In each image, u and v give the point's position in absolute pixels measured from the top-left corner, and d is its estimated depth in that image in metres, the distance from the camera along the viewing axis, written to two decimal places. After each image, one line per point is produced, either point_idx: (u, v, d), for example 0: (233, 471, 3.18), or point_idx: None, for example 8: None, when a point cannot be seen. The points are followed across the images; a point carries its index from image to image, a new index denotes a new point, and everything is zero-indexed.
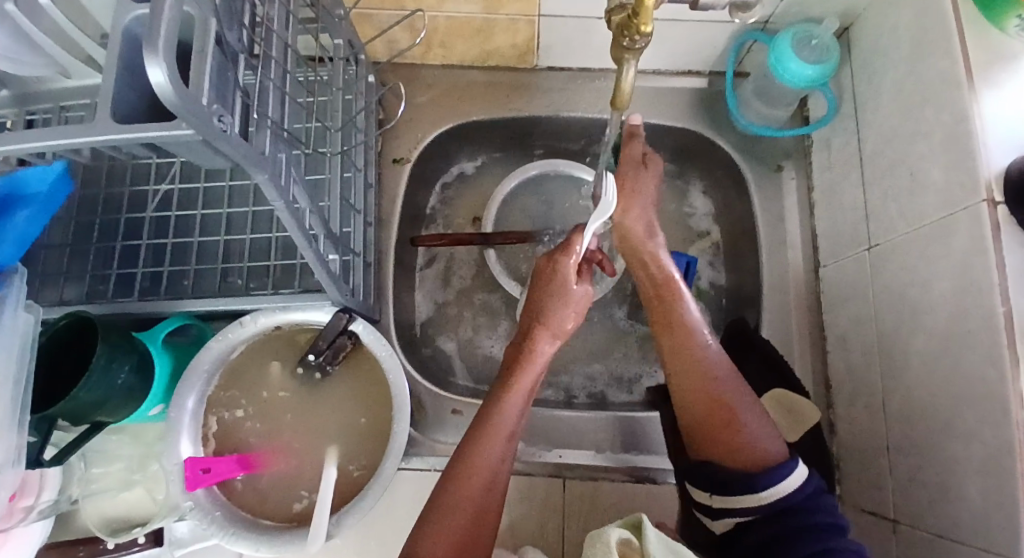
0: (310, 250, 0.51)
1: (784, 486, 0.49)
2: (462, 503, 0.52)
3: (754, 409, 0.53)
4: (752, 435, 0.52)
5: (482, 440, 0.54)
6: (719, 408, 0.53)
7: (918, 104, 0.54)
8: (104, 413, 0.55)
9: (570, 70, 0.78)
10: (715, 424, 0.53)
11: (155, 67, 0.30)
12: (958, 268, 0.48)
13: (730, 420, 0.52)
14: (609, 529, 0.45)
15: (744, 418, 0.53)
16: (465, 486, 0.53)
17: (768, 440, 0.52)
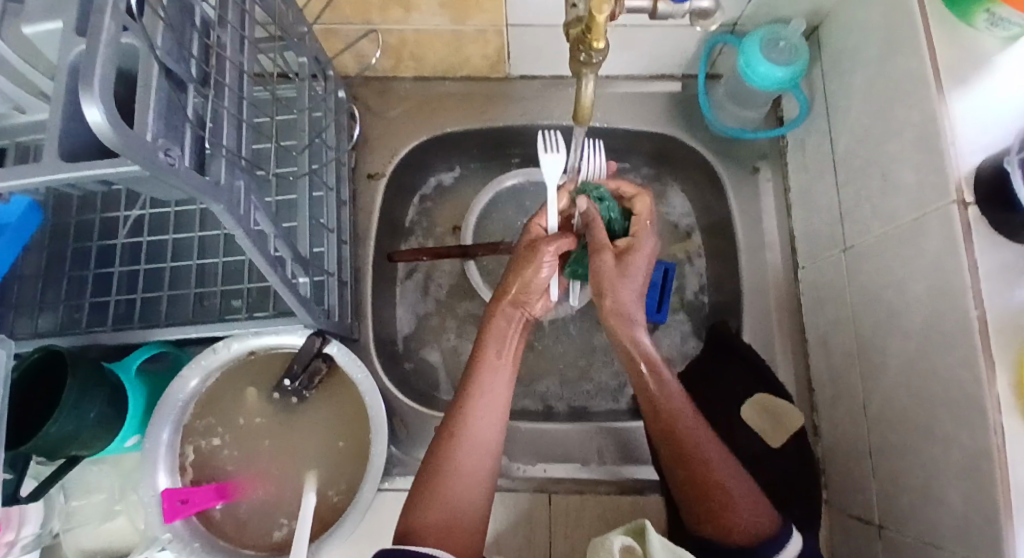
0: (276, 276, 0.50)
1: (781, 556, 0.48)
2: (449, 470, 0.52)
3: (747, 486, 0.51)
4: (737, 506, 0.50)
5: (462, 409, 0.54)
6: (711, 485, 0.50)
7: (890, 103, 0.54)
8: (78, 447, 0.54)
9: (543, 78, 0.77)
10: (708, 502, 0.50)
11: (90, 107, 0.29)
12: (932, 270, 0.47)
13: (723, 495, 0.50)
14: (611, 536, 0.45)
15: (732, 489, 0.50)
16: (449, 454, 0.52)
17: (765, 514, 0.50)
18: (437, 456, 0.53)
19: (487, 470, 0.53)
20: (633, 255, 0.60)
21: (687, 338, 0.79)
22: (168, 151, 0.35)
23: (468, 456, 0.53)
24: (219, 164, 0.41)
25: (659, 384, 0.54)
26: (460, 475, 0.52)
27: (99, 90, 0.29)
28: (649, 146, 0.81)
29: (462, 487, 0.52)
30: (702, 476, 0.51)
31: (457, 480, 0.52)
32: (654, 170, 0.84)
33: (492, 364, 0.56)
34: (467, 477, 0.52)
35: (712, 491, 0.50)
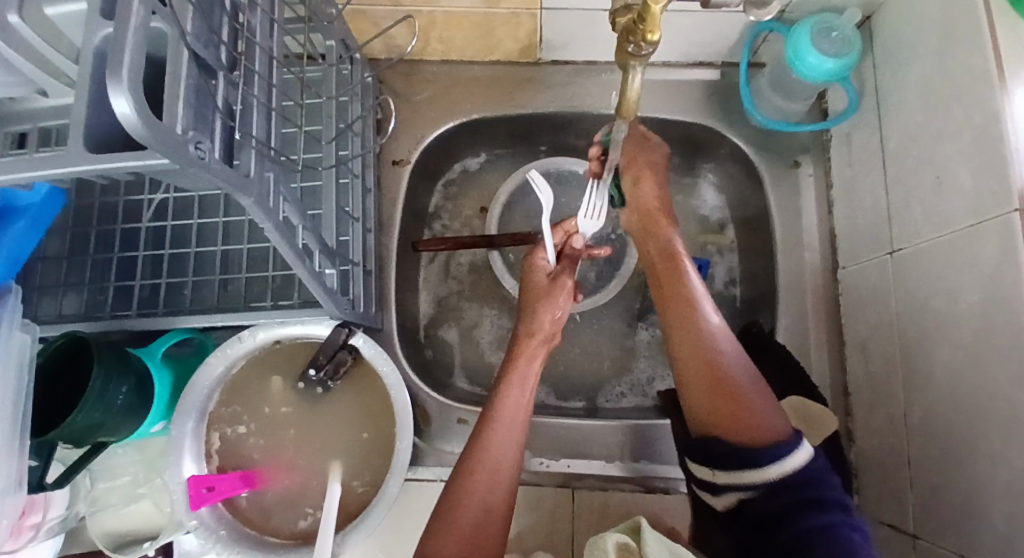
0: (303, 267, 0.48)
1: (795, 460, 0.45)
2: (467, 500, 0.50)
3: (766, 395, 0.49)
4: (754, 406, 0.48)
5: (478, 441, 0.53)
6: (733, 394, 0.49)
7: (948, 100, 0.50)
8: (105, 433, 0.54)
9: (575, 63, 0.75)
10: (727, 409, 0.48)
11: (119, 99, 0.28)
12: (986, 281, 0.45)
13: (744, 402, 0.48)
14: (605, 536, 0.43)
15: (749, 392, 0.49)
16: (468, 484, 0.51)
17: (779, 422, 0.48)
18: (455, 487, 0.51)
19: (505, 500, 0.51)
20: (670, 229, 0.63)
21: None
22: (198, 143, 0.34)
23: (486, 485, 0.51)
24: (248, 154, 0.40)
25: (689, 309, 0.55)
26: (475, 505, 0.50)
27: (127, 82, 0.28)
28: (683, 136, 0.78)
29: (477, 515, 0.49)
30: (725, 383, 0.50)
31: (473, 511, 0.49)
32: (687, 161, 0.81)
33: (515, 395, 0.56)
34: (484, 504, 0.50)
35: (735, 403, 0.48)
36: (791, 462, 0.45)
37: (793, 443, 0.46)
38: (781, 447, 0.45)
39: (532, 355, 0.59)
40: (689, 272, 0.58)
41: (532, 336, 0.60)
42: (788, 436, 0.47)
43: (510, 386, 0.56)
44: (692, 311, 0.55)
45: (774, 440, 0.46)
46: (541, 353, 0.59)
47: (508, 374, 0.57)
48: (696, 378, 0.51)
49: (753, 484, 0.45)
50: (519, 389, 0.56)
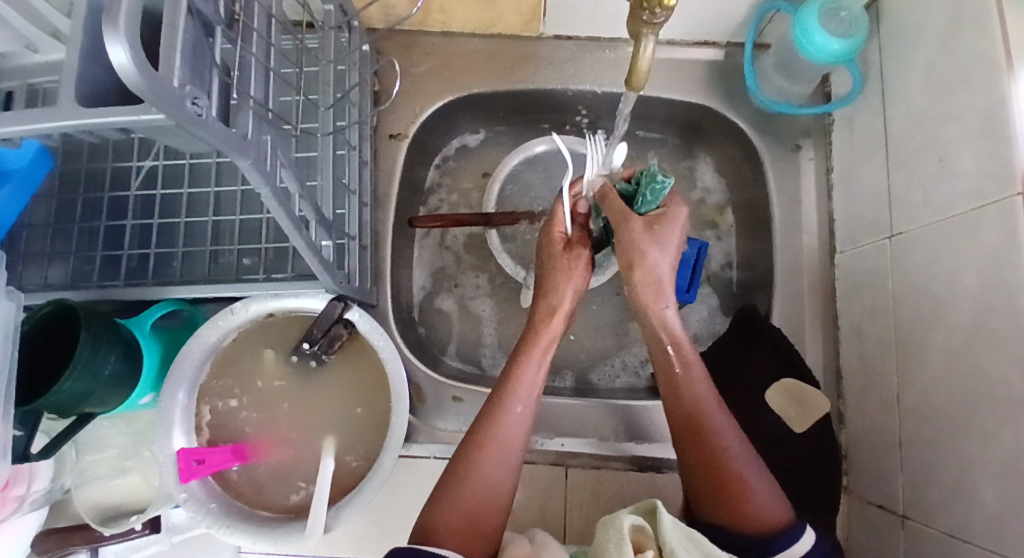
0: (300, 237, 0.47)
1: (797, 550, 0.46)
2: (476, 473, 0.52)
3: (764, 475, 0.49)
4: (759, 499, 0.48)
5: (490, 418, 0.54)
6: (727, 475, 0.49)
7: (953, 84, 0.50)
8: (91, 404, 0.53)
9: (578, 39, 0.73)
10: (726, 494, 0.48)
11: (115, 46, 0.27)
12: (986, 263, 0.45)
13: (741, 488, 0.48)
14: (621, 516, 0.42)
15: (751, 483, 0.48)
16: (478, 459, 0.52)
17: (780, 506, 0.48)
18: (465, 461, 0.52)
19: (511, 478, 0.53)
20: (663, 225, 0.55)
21: (713, 318, 0.77)
22: (195, 99, 0.32)
23: (495, 461, 0.52)
24: (245, 117, 0.38)
25: (684, 368, 0.53)
26: (484, 481, 0.51)
27: (124, 29, 0.27)
28: (684, 117, 0.77)
29: (485, 492, 0.51)
30: (718, 465, 0.49)
31: (479, 486, 0.51)
32: (686, 143, 0.81)
33: (531, 379, 0.56)
34: (491, 481, 0.52)
35: (730, 484, 0.48)
36: (796, 550, 0.46)
37: (791, 531, 0.47)
38: (780, 538, 0.46)
39: (552, 335, 0.57)
40: (689, 353, 0.54)
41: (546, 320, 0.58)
42: (790, 522, 0.48)
43: (526, 365, 0.56)
44: (694, 393, 0.52)
45: (777, 531, 0.47)
46: (558, 335, 0.58)
47: (526, 351, 0.57)
48: (691, 454, 0.51)
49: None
50: (534, 368, 0.56)
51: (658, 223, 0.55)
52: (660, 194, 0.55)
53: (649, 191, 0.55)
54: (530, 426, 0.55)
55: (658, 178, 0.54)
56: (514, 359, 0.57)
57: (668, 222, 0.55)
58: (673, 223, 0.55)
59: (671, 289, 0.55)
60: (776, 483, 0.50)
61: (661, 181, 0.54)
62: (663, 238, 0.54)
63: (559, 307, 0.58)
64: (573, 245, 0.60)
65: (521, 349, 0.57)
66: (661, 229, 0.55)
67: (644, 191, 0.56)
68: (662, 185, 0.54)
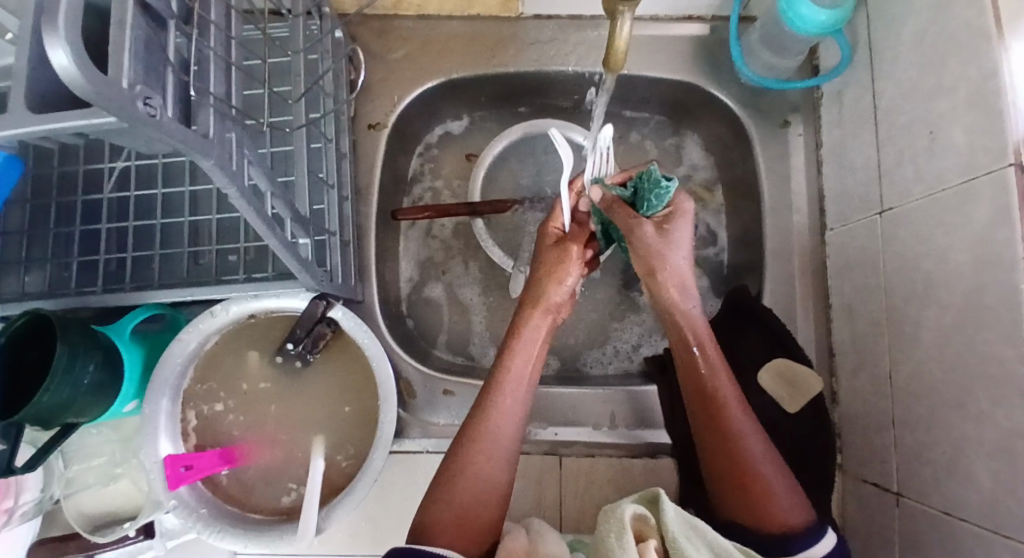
0: (275, 237, 0.46)
1: (818, 552, 0.46)
2: (470, 470, 0.51)
3: (785, 475, 0.50)
4: (781, 500, 0.48)
5: (481, 415, 0.54)
6: (752, 479, 0.48)
7: (942, 54, 0.49)
8: (73, 415, 0.52)
9: (558, 19, 0.71)
10: (749, 495, 0.48)
11: (55, 48, 0.25)
12: (977, 239, 0.44)
13: (764, 488, 0.48)
14: (622, 504, 0.42)
15: (774, 485, 0.48)
16: (471, 453, 0.52)
17: (801, 508, 0.48)
18: (459, 457, 0.52)
19: (506, 470, 0.53)
20: (673, 224, 0.54)
21: (705, 300, 0.76)
22: (148, 99, 0.31)
23: (489, 456, 0.52)
24: (207, 114, 0.37)
25: (710, 370, 0.52)
26: (478, 478, 0.51)
27: (63, 28, 0.25)
28: (670, 95, 0.75)
29: (480, 485, 0.51)
30: (744, 468, 0.49)
31: (474, 481, 0.51)
32: (672, 122, 0.79)
33: (520, 373, 0.55)
34: (486, 477, 0.52)
35: (755, 486, 0.48)
36: (815, 552, 0.46)
37: (813, 533, 0.47)
38: (802, 538, 0.47)
39: (537, 329, 0.57)
40: (715, 354, 0.53)
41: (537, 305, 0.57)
42: (811, 523, 0.48)
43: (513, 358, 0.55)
44: (720, 393, 0.52)
45: (798, 532, 0.47)
46: (545, 325, 0.57)
47: (514, 341, 0.56)
48: (715, 452, 0.51)
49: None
50: (522, 360, 0.55)
51: (666, 222, 0.54)
52: (664, 199, 0.54)
53: (653, 196, 0.53)
54: (523, 419, 0.55)
55: (661, 183, 0.52)
56: (503, 355, 0.56)
57: (678, 219, 0.54)
58: (682, 219, 0.54)
59: (694, 286, 0.54)
60: (797, 484, 0.50)
61: (665, 185, 0.53)
62: (675, 238, 0.53)
63: (546, 299, 0.57)
64: (566, 241, 0.59)
65: (509, 340, 0.57)
66: (671, 228, 0.54)
67: (648, 195, 0.54)
68: (667, 189, 0.53)
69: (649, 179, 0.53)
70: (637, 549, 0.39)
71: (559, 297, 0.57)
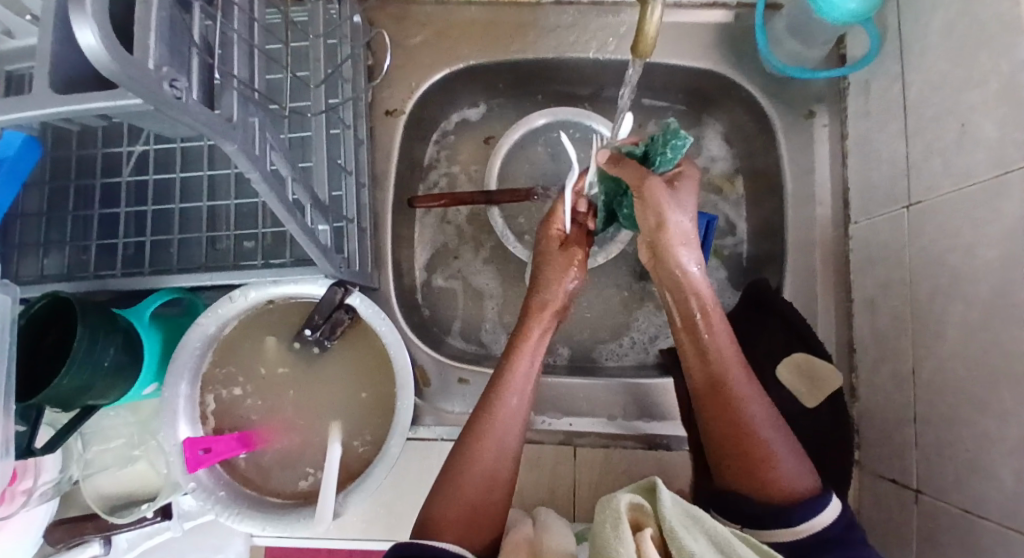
0: (295, 223, 0.45)
1: (824, 520, 0.45)
2: (475, 466, 0.51)
3: (787, 441, 0.49)
4: (782, 469, 0.47)
5: (485, 411, 0.53)
6: (753, 443, 0.48)
7: (976, 43, 0.48)
8: (93, 397, 0.52)
9: (579, 5, 0.70)
10: (751, 464, 0.48)
11: (82, 28, 0.25)
12: (1008, 234, 0.43)
13: (766, 456, 0.48)
14: (618, 495, 0.41)
15: (776, 453, 0.48)
16: (479, 442, 0.52)
17: (804, 476, 0.48)
18: (465, 454, 0.52)
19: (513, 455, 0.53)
20: (682, 183, 0.53)
21: (723, 292, 0.76)
22: (173, 81, 0.30)
23: (493, 452, 0.52)
24: (230, 97, 0.36)
25: (711, 334, 0.52)
26: (483, 474, 0.51)
27: (91, 9, 0.25)
28: (691, 84, 0.74)
29: (486, 481, 0.51)
30: (745, 434, 0.49)
31: (479, 478, 0.51)
32: (693, 111, 0.78)
33: (527, 365, 0.56)
34: (490, 472, 0.51)
35: (756, 452, 0.48)
36: (822, 521, 0.45)
37: (819, 500, 0.46)
38: (806, 506, 0.46)
39: (544, 328, 0.57)
40: (716, 321, 0.52)
41: (542, 311, 0.58)
42: (816, 493, 0.47)
43: (521, 358, 0.55)
44: (721, 359, 0.51)
45: (801, 500, 0.46)
46: (551, 327, 0.58)
47: (522, 340, 0.56)
48: (715, 421, 0.50)
49: (780, 542, 0.46)
50: (531, 354, 0.56)
51: (677, 179, 0.53)
52: (679, 151, 0.52)
53: (668, 148, 0.52)
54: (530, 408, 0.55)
55: (678, 134, 0.51)
56: (513, 342, 0.57)
57: (685, 180, 0.54)
58: (691, 181, 0.54)
59: (697, 247, 0.53)
60: (803, 455, 0.49)
61: (680, 138, 0.51)
62: (681, 199, 0.52)
63: (552, 301, 0.58)
64: (571, 244, 0.61)
65: (518, 334, 0.57)
66: (680, 188, 0.53)
67: (662, 150, 0.53)
68: (682, 142, 0.52)
69: (663, 133, 0.52)
70: (634, 543, 0.38)
71: (560, 298, 0.59)
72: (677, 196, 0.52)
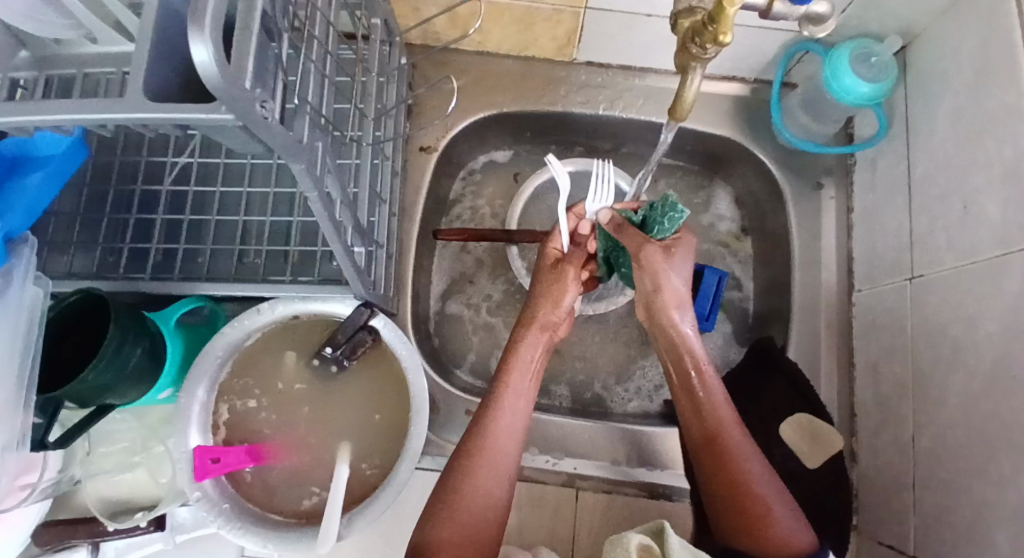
0: (339, 241, 0.48)
1: None
2: (465, 487, 0.52)
3: (783, 497, 0.49)
4: (784, 525, 0.47)
5: (477, 431, 0.55)
6: (749, 498, 0.49)
7: (980, 134, 0.52)
8: (112, 397, 0.52)
9: (608, 67, 0.75)
10: (748, 517, 0.48)
11: (199, 45, 0.27)
12: (1009, 310, 0.46)
13: (763, 509, 0.48)
14: (628, 533, 0.43)
15: (774, 508, 0.48)
16: (468, 472, 0.53)
17: (805, 536, 0.48)
18: (456, 474, 0.53)
19: (503, 490, 0.53)
20: (677, 249, 0.56)
21: (728, 346, 0.78)
22: (264, 102, 0.33)
23: (485, 472, 0.53)
24: (302, 120, 0.39)
25: (706, 390, 0.54)
26: (475, 493, 0.52)
27: (209, 30, 0.28)
28: (708, 148, 0.79)
29: (478, 503, 0.51)
30: (740, 484, 0.50)
31: (471, 498, 0.51)
32: (707, 173, 0.82)
33: (515, 395, 0.57)
34: (483, 494, 0.52)
35: (752, 505, 0.48)
36: None
37: None
38: None
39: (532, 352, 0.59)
40: (712, 375, 0.55)
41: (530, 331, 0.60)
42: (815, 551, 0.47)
43: (510, 380, 0.57)
44: (717, 407, 0.53)
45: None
46: (541, 347, 0.60)
47: (510, 363, 0.58)
48: (710, 471, 0.51)
49: None
50: (518, 381, 0.57)
51: (673, 246, 0.56)
52: (676, 223, 0.57)
53: (665, 219, 0.56)
54: (520, 440, 0.56)
55: (675, 206, 0.56)
56: (502, 371, 0.58)
57: (681, 246, 0.56)
58: (687, 249, 0.57)
59: (690, 308, 0.57)
60: (798, 509, 0.50)
61: (678, 210, 0.56)
62: (677, 262, 0.56)
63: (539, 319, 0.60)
64: (563, 263, 0.62)
65: (503, 367, 0.58)
66: (675, 253, 0.56)
67: (660, 218, 0.57)
68: (679, 215, 0.56)
69: (661, 204, 0.57)
70: None
71: (554, 317, 0.60)
72: (669, 262, 0.56)
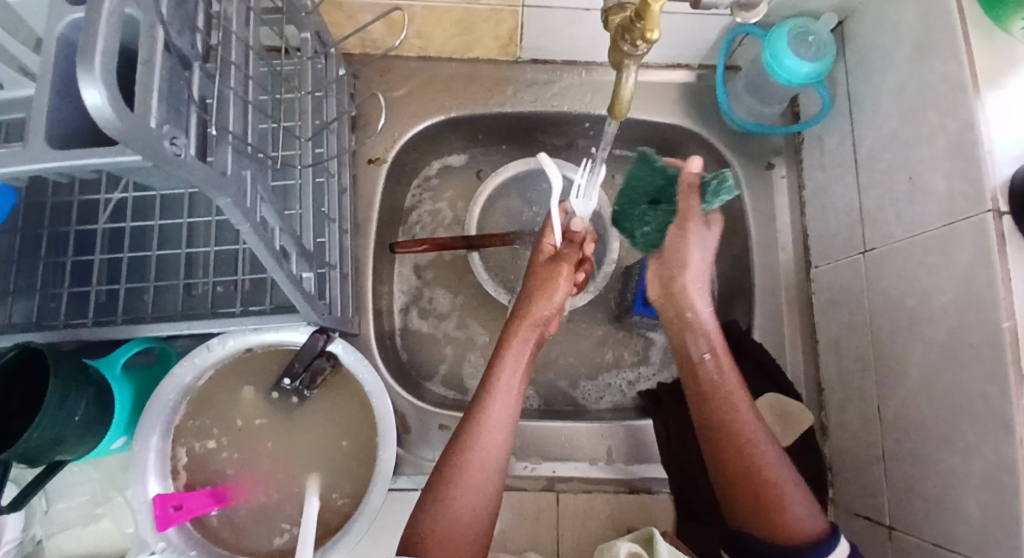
0: (281, 270, 0.45)
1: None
2: (459, 481, 0.51)
3: (792, 478, 0.50)
4: (793, 506, 0.48)
5: (472, 422, 0.53)
6: (756, 479, 0.50)
7: (920, 105, 0.52)
8: (61, 453, 0.50)
9: (553, 63, 0.74)
10: (758, 498, 0.49)
11: (89, 88, 0.25)
12: (961, 281, 0.47)
13: (773, 491, 0.49)
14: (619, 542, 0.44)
15: (784, 491, 0.49)
16: (461, 465, 0.51)
17: (814, 519, 0.48)
18: (450, 466, 0.52)
19: (496, 484, 0.52)
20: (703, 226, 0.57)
21: None
22: (174, 139, 0.31)
23: (478, 465, 0.52)
24: (225, 150, 0.37)
25: (720, 375, 0.55)
26: (468, 487, 0.51)
27: (99, 69, 0.25)
28: (660, 137, 0.78)
29: (472, 497, 0.51)
30: (748, 465, 0.50)
31: (466, 491, 0.50)
32: None
33: (507, 383, 0.55)
34: (477, 488, 0.51)
35: (761, 487, 0.49)
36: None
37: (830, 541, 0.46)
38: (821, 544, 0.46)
39: (524, 342, 0.58)
40: (728, 365, 0.56)
41: (524, 321, 0.59)
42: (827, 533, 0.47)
43: (502, 370, 0.56)
44: (732, 395, 0.54)
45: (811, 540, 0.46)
46: (532, 339, 0.59)
47: (504, 354, 0.57)
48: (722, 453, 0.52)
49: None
50: (510, 373, 0.56)
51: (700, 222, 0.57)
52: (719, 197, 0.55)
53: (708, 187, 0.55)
54: (512, 433, 0.54)
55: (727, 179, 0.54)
56: (495, 361, 0.57)
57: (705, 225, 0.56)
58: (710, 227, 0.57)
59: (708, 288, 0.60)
60: (808, 492, 0.50)
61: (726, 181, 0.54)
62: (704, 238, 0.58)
63: (534, 315, 0.59)
64: (558, 260, 0.61)
65: (497, 355, 0.57)
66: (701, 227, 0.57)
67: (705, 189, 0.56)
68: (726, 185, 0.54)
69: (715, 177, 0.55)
70: None
71: (546, 312, 0.59)
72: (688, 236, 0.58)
